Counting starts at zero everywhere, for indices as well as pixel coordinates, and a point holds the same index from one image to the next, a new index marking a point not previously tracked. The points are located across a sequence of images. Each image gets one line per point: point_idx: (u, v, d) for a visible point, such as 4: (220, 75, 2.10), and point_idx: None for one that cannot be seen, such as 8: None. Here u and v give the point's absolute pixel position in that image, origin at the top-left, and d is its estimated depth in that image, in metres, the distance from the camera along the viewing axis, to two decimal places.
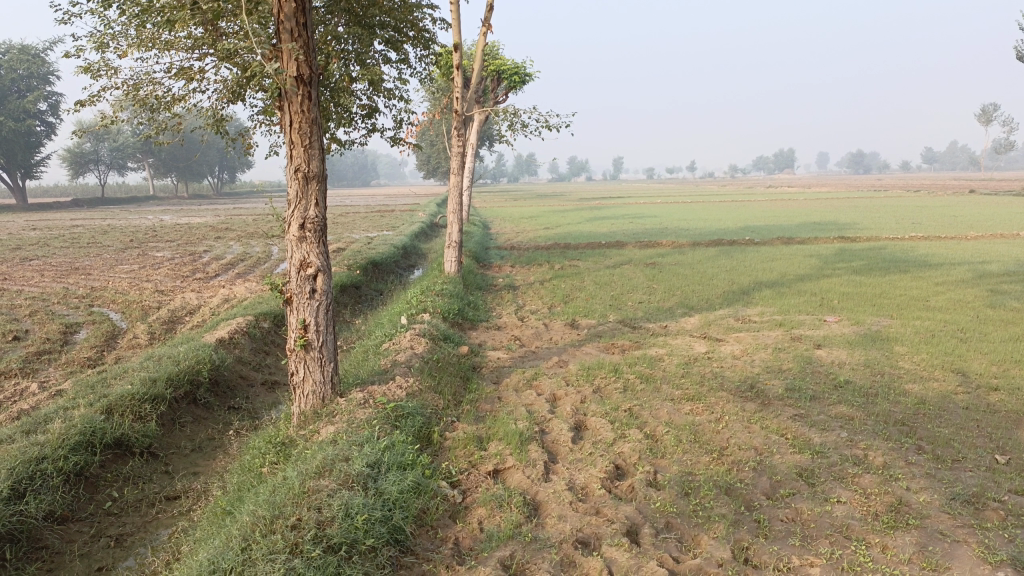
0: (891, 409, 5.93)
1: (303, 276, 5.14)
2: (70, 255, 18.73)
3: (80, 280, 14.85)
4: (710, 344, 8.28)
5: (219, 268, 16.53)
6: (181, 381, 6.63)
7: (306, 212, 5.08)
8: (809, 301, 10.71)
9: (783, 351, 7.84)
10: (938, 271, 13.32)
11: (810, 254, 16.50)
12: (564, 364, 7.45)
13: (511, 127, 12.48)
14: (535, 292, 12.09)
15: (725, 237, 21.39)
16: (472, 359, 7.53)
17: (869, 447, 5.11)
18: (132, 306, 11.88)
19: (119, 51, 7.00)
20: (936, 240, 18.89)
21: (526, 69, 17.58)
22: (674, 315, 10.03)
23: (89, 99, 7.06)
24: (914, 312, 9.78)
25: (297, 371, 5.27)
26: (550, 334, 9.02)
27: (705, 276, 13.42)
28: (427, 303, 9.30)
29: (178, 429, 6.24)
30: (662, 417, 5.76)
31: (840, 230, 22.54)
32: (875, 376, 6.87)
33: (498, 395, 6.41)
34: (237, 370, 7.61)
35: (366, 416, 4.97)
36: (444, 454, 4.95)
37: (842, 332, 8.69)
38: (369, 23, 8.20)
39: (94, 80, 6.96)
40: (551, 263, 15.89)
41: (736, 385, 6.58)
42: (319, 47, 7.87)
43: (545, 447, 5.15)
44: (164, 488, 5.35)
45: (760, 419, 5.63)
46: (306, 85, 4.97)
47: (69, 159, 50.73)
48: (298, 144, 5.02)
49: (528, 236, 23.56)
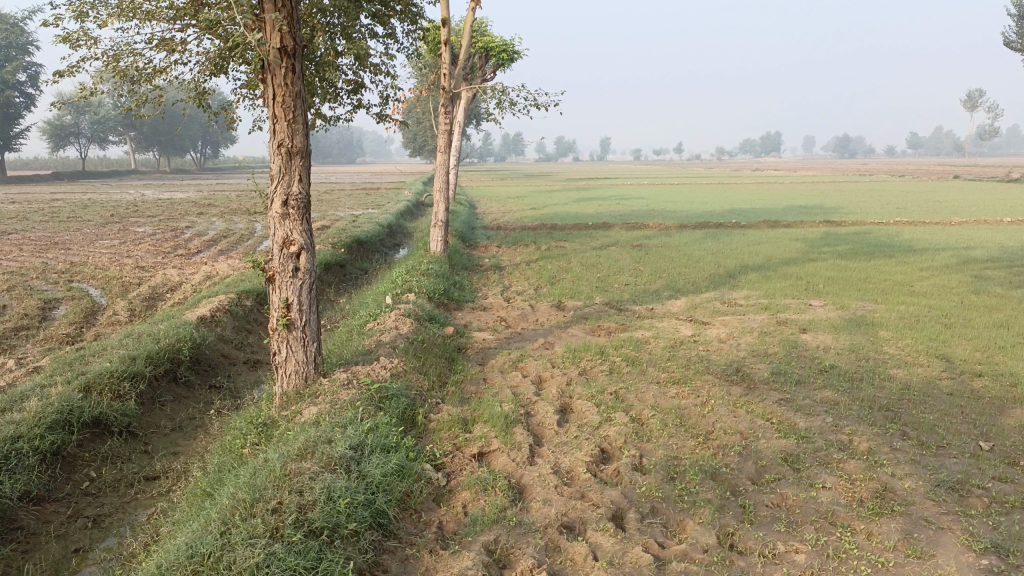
0: (876, 395, 5.94)
1: (287, 253, 5.04)
2: (50, 230, 18.43)
3: (60, 255, 14.61)
4: (696, 327, 8.26)
5: (201, 244, 16.33)
6: (162, 359, 6.53)
7: (290, 188, 4.98)
8: (795, 285, 10.72)
9: (769, 335, 7.83)
10: (922, 256, 13.37)
11: (796, 237, 16.53)
12: (549, 346, 7.41)
13: (498, 106, 12.33)
14: (521, 273, 12.02)
15: (712, 220, 21.35)
16: (458, 340, 7.46)
17: (855, 432, 5.12)
18: (112, 282, 11.71)
19: (98, 21, 6.80)
20: (921, 225, 18.98)
21: (514, 47, 17.37)
22: (660, 298, 10.00)
23: (68, 70, 6.86)
24: (899, 297, 9.81)
25: (279, 350, 5.19)
26: (536, 315, 8.96)
27: (691, 259, 13.40)
28: (412, 282, 9.21)
29: (158, 408, 6.15)
30: (648, 400, 5.73)
31: (826, 214, 22.61)
32: (860, 361, 6.88)
33: (483, 376, 6.35)
34: (219, 348, 7.51)
35: (350, 398, 4.90)
36: (428, 436, 4.90)
37: (828, 316, 8.70)
38: None
39: (73, 50, 6.78)
40: (537, 244, 15.82)
41: (722, 368, 6.56)
42: (304, 20, 7.69)
43: (531, 429, 5.11)
44: (143, 468, 5.27)
45: (746, 403, 5.62)
46: (290, 57, 4.85)
47: (48, 131, 49.89)
48: (281, 118, 4.91)
49: (514, 216, 23.43)
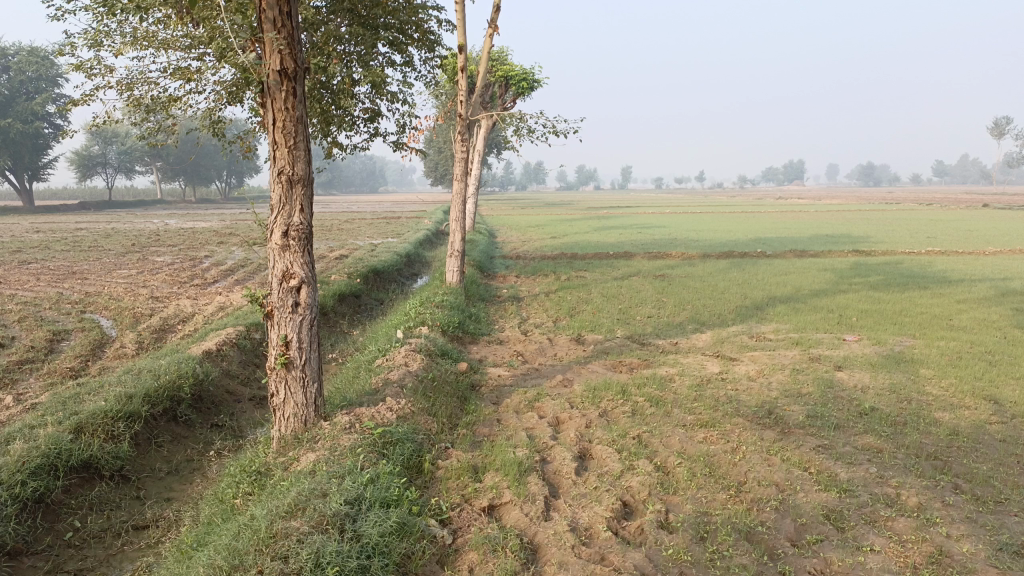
0: (922, 441, 5.48)
1: (286, 287, 4.73)
2: (70, 259, 18.43)
3: (76, 284, 14.50)
4: (723, 363, 7.82)
5: (218, 274, 16.18)
6: (161, 398, 6.22)
7: (290, 219, 4.68)
8: (826, 318, 10.26)
9: (801, 373, 7.37)
10: (958, 288, 12.84)
11: (825, 267, 16.04)
12: (568, 383, 7.02)
13: (517, 133, 12.10)
14: (540, 304, 11.66)
15: (736, 249, 20.89)
16: (471, 377, 7.10)
17: (902, 485, 4.67)
18: (124, 313, 11.51)
19: (113, 49, 6.66)
20: (954, 255, 18.40)
21: (534, 75, 17.20)
22: (685, 332, 9.57)
23: (80, 99, 6.70)
24: (937, 332, 9.31)
25: (277, 391, 4.86)
26: (555, 349, 8.57)
27: (717, 290, 12.98)
28: (425, 315, 8.88)
29: (154, 450, 5.83)
30: (674, 446, 5.31)
31: (854, 244, 22.06)
32: (902, 403, 6.39)
33: (497, 417, 5.97)
34: (224, 384, 7.21)
35: (351, 443, 4.54)
36: (435, 486, 4.51)
37: (863, 352, 8.24)
38: (371, 24, 7.88)
39: (88, 79, 6.68)
40: (557, 274, 15.47)
41: (753, 411, 6.12)
42: (319, 48, 7.49)
43: (547, 479, 4.72)
44: (133, 516, 4.94)
45: (781, 450, 5.19)
46: (291, 80, 4.57)
47: (77, 161, 50.74)
48: (281, 145, 4.61)
49: (534, 245, 23.14)
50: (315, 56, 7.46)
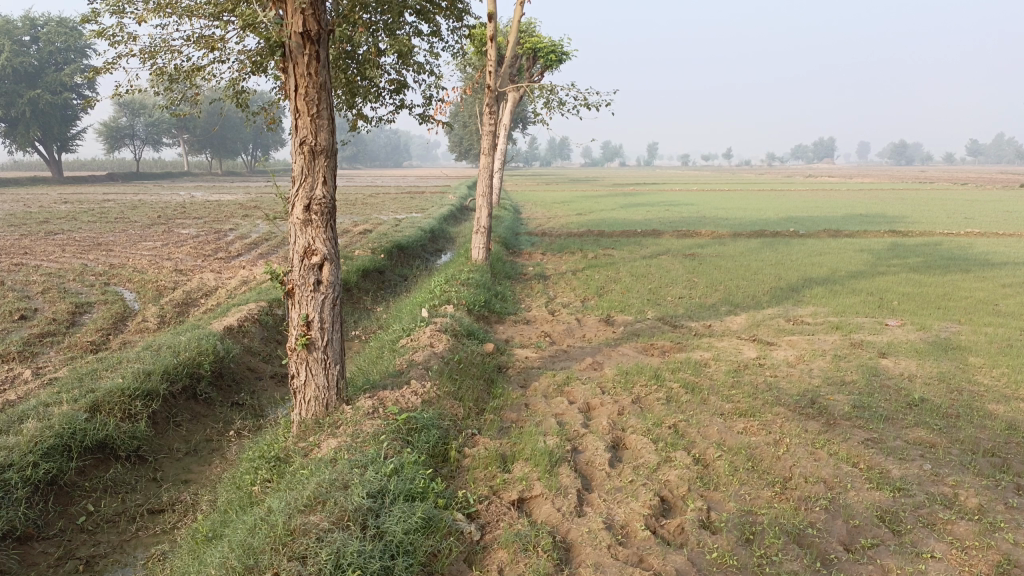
0: (978, 436, 5.15)
1: (308, 264, 4.49)
2: (95, 230, 18.40)
3: (101, 256, 14.43)
4: (761, 348, 7.50)
5: (242, 247, 16.05)
6: (180, 375, 6.05)
7: (312, 192, 4.43)
8: (866, 301, 9.86)
9: (844, 360, 7.04)
10: (1003, 272, 12.34)
11: (861, 248, 15.55)
12: (598, 367, 6.76)
13: (547, 106, 11.72)
14: (567, 283, 11.37)
15: (769, 228, 20.38)
16: (498, 358, 6.86)
17: (960, 484, 4.36)
18: (147, 286, 11.38)
19: (134, 16, 6.40)
20: (996, 237, 17.77)
21: (563, 47, 16.74)
22: (718, 314, 9.25)
23: (102, 68, 6.45)
24: (984, 318, 8.89)
25: (298, 373, 4.64)
26: (583, 330, 8.31)
27: (750, 270, 12.59)
28: (450, 293, 8.63)
29: (172, 429, 5.67)
30: (712, 437, 5.04)
31: (890, 224, 21.45)
32: (953, 394, 6.05)
33: (525, 402, 5.73)
34: (246, 361, 7.03)
35: (375, 430, 4.32)
36: (462, 476, 4.27)
37: (908, 338, 7.87)
38: None
39: (111, 47, 6.45)
40: (584, 251, 15.13)
41: (794, 400, 5.81)
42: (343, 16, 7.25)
43: (578, 470, 4.47)
44: (149, 499, 4.79)
45: (826, 443, 4.90)
46: (314, 44, 4.28)
47: (105, 133, 50.95)
48: (303, 113, 4.34)
49: (560, 222, 22.77)
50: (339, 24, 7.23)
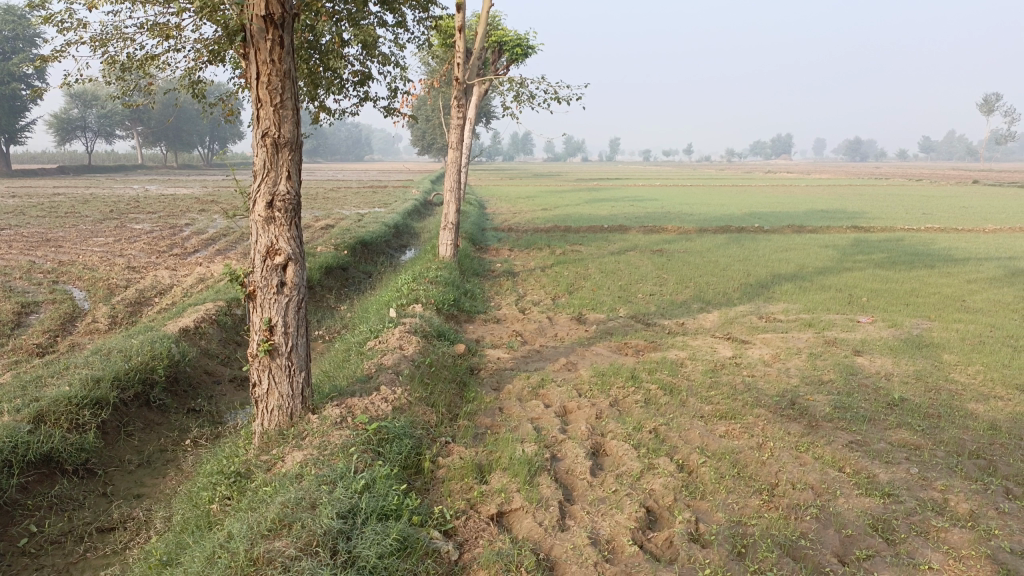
0: (962, 437, 5.07)
1: (271, 265, 4.20)
2: (44, 225, 17.67)
3: (50, 252, 13.82)
4: (735, 347, 7.39)
5: (199, 243, 15.55)
6: (132, 382, 5.69)
7: (275, 187, 4.14)
8: (836, 298, 9.85)
9: (819, 358, 6.95)
10: (966, 267, 12.46)
11: (826, 244, 15.63)
12: (573, 367, 6.56)
13: (515, 100, 11.49)
14: (537, 280, 11.16)
15: (734, 224, 20.43)
16: (469, 360, 6.62)
17: (948, 488, 4.27)
18: (98, 284, 10.88)
19: (84, 3, 6.02)
20: (955, 233, 18.05)
21: (529, 40, 16.50)
22: (690, 311, 9.12)
23: (49, 57, 6.08)
24: (953, 314, 8.92)
25: (260, 381, 4.34)
26: (555, 329, 8.11)
27: (718, 266, 12.54)
28: (418, 292, 8.37)
29: (124, 439, 5.33)
30: (694, 441, 4.87)
31: (852, 219, 21.70)
32: (931, 393, 5.98)
33: (499, 406, 5.51)
34: (202, 365, 6.69)
35: (344, 441, 4.06)
36: (437, 489, 4.03)
37: (881, 336, 7.84)
38: None
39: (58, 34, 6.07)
40: (551, 247, 14.95)
41: (775, 401, 5.68)
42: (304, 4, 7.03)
43: (559, 479, 4.26)
44: (98, 517, 4.45)
45: (811, 447, 4.77)
46: (278, 28, 3.97)
47: (55, 125, 49.34)
48: (266, 103, 4.04)
49: (526, 217, 22.57)
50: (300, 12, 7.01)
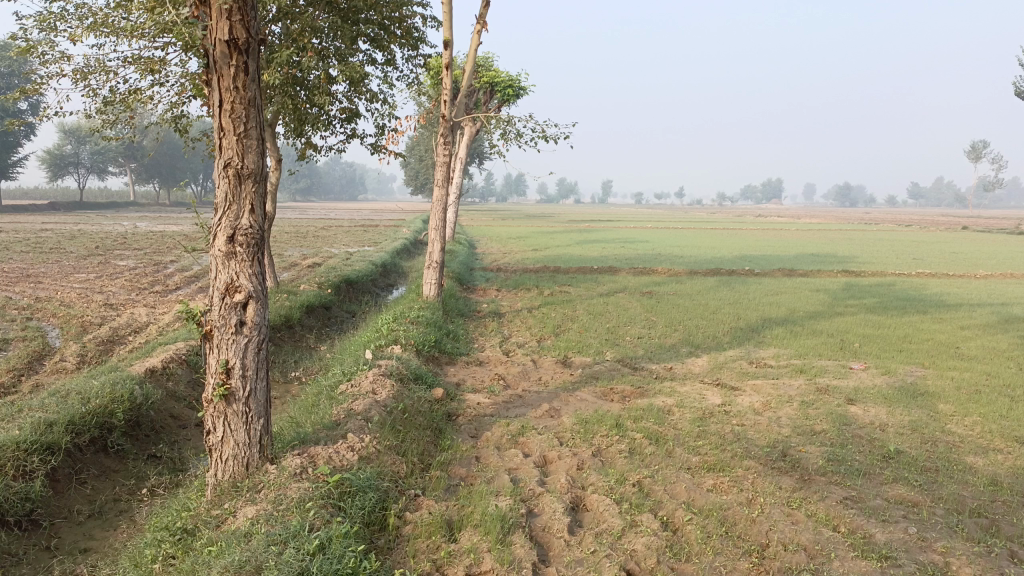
0: (962, 493, 4.82)
1: (230, 303, 3.95)
2: (26, 260, 17.40)
3: (27, 288, 13.53)
4: (725, 393, 7.13)
5: (182, 280, 15.28)
6: (88, 426, 5.39)
7: (237, 221, 3.92)
8: (828, 343, 9.63)
9: (812, 407, 6.69)
10: (958, 313, 12.30)
11: (817, 288, 15.48)
12: (555, 414, 6.28)
13: (504, 138, 11.41)
14: (523, 321, 10.92)
15: (725, 266, 20.32)
16: (448, 405, 6.33)
17: (950, 550, 4.00)
18: (72, 321, 10.58)
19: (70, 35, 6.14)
20: (946, 278, 17.94)
21: (520, 82, 16.55)
22: (679, 356, 8.87)
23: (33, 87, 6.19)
24: (947, 361, 8.71)
25: (215, 428, 4.06)
26: (539, 373, 7.84)
27: (708, 310, 12.34)
28: (398, 332, 8.11)
29: (75, 488, 5.01)
30: (680, 496, 4.58)
31: (842, 264, 21.63)
32: (928, 445, 5.72)
33: (476, 455, 5.22)
34: (168, 408, 6.38)
35: (302, 495, 3.77)
36: (402, 549, 3.73)
37: (874, 383, 7.60)
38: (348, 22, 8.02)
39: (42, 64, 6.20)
40: (540, 288, 14.74)
41: (765, 452, 5.41)
42: (291, 39, 7.89)
43: (534, 538, 3.96)
44: (37, 574, 4.11)
45: (803, 503, 4.50)
46: (242, 54, 3.79)
47: (47, 160, 49.34)
48: (229, 132, 3.85)
49: (515, 257, 22.42)
50: (287, 45, 7.87)
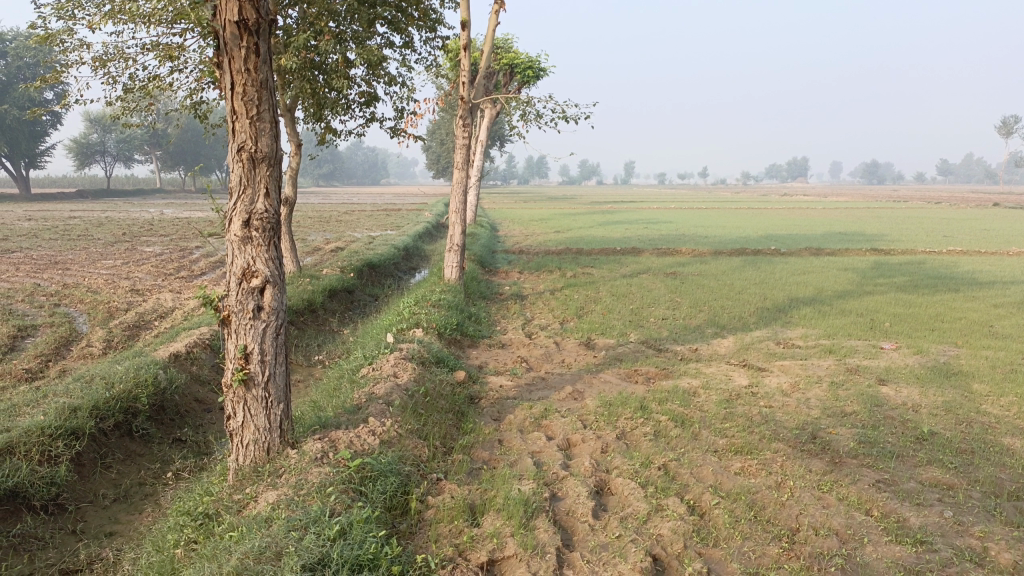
0: (999, 475, 4.67)
1: (247, 288, 3.91)
2: (55, 248, 17.61)
3: (56, 275, 13.68)
4: (752, 375, 7.00)
5: (207, 265, 15.37)
6: (112, 411, 5.41)
7: (253, 205, 3.87)
8: (857, 323, 9.43)
9: (842, 388, 6.54)
10: (991, 291, 12.00)
11: (845, 267, 15.21)
12: (578, 397, 6.20)
13: (524, 118, 11.26)
14: (545, 304, 10.83)
15: (750, 246, 20.04)
16: (470, 388, 6.28)
17: (987, 534, 3.88)
18: (99, 307, 10.67)
19: None
20: (979, 256, 17.52)
21: (541, 62, 16.37)
22: (704, 337, 8.72)
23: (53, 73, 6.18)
24: (981, 340, 8.48)
25: (235, 413, 4.04)
26: (562, 355, 7.76)
27: (733, 290, 12.17)
28: (420, 315, 8.06)
29: (101, 472, 5.03)
30: (707, 480, 4.49)
31: (870, 242, 21.19)
32: (963, 426, 5.57)
33: (499, 438, 5.16)
34: (192, 393, 6.40)
35: (323, 480, 3.74)
36: (424, 533, 3.69)
37: (905, 363, 7.43)
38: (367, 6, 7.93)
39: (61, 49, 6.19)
40: (562, 270, 14.63)
41: (794, 434, 5.30)
42: (309, 22, 7.83)
43: (558, 522, 3.90)
44: (63, 558, 4.13)
45: (834, 486, 4.39)
46: (252, 35, 3.70)
47: (74, 149, 49.92)
48: (241, 115, 3.78)
49: (538, 239, 22.29)
50: (305, 28, 7.81)
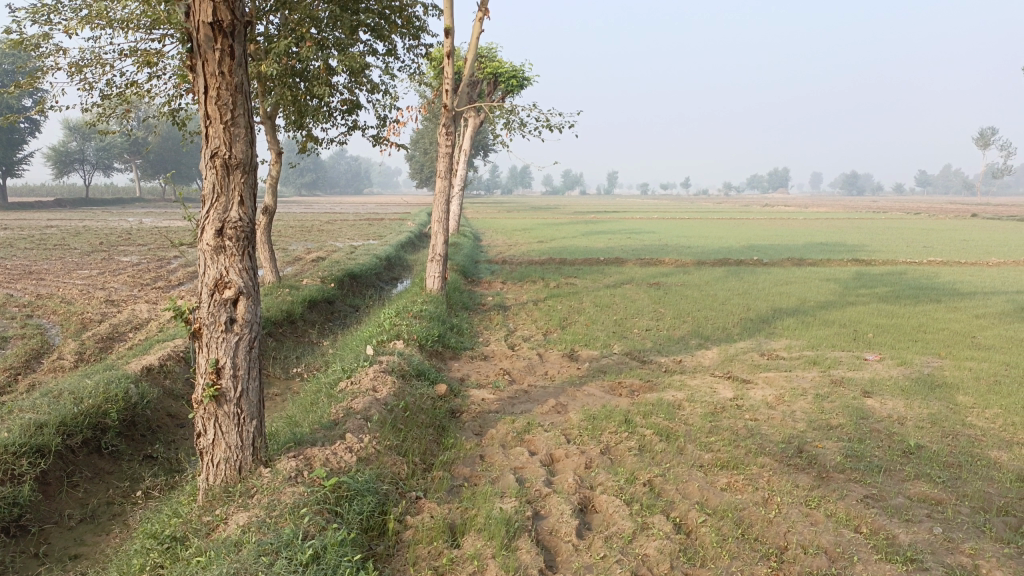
0: (986, 490, 4.62)
1: (219, 300, 3.77)
2: (29, 257, 17.28)
3: (29, 285, 13.38)
4: (736, 387, 6.92)
5: (185, 276, 15.13)
6: (81, 427, 5.23)
7: (226, 213, 3.74)
8: (841, 333, 9.41)
9: (827, 400, 6.48)
10: (972, 302, 12.06)
11: (827, 277, 15.25)
12: (561, 410, 6.09)
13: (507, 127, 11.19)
14: (528, 314, 10.73)
15: (733, 257, 20.09)
16: (451, 402, 6.15)
17: (978, 551, 3.81)
18: (72, 318, 10.42)
19: None
20: (958, 266, 17.65)
21: (524, 72, 16.40)
22: (688, 348, 8.65)
23: None
24: (964, 351, 8.47)
25: (205, 430, 3.89)
26: (545, 367, 7.65)
27: (717, 300, 12.14)
28: (401, 327, 7.93)
29: (67, 491, 4.86)
30: (692, 496, 4.39)
31: (851, 252, 21.29)
32: (949, 439, 5.52)
33: (480, 453, 5.04)
34: (165, 407, 6.23)
35: (296, 500, 3.60)
36: (401, 556, 3.55)
37: (889, 374, 7.39)
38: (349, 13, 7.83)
39: None
40: (546, 280, 14.55)
41: (779, 448, 5.22)
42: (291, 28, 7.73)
43: (541, 542, 3.78)
44: None
45: (822, 502, 4.31)
46: (226, 37, 3.58)
47: (52, 157, 49.29)
48: (215, 119, 3.66)
49: (521, 249, 22.21)
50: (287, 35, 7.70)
